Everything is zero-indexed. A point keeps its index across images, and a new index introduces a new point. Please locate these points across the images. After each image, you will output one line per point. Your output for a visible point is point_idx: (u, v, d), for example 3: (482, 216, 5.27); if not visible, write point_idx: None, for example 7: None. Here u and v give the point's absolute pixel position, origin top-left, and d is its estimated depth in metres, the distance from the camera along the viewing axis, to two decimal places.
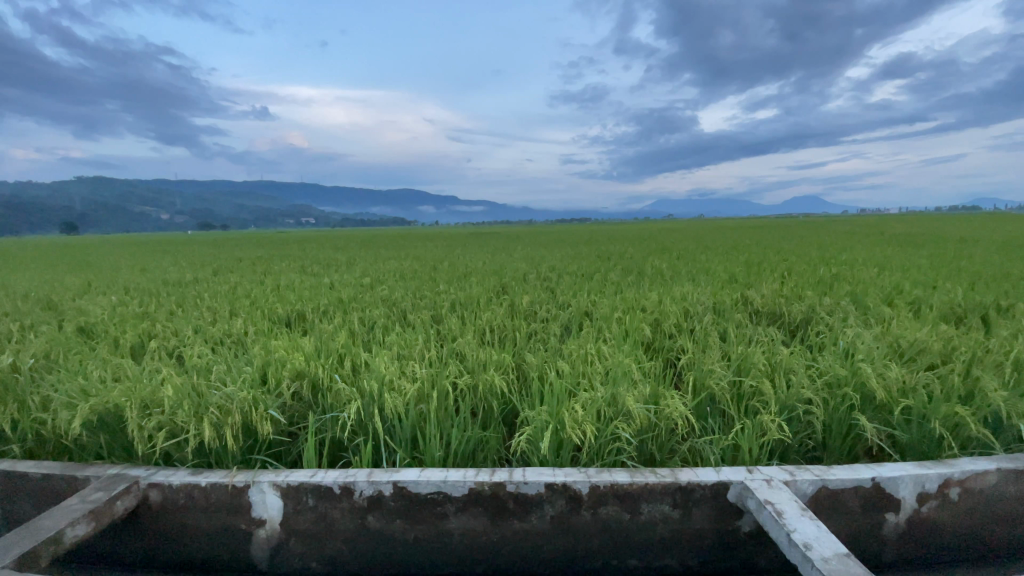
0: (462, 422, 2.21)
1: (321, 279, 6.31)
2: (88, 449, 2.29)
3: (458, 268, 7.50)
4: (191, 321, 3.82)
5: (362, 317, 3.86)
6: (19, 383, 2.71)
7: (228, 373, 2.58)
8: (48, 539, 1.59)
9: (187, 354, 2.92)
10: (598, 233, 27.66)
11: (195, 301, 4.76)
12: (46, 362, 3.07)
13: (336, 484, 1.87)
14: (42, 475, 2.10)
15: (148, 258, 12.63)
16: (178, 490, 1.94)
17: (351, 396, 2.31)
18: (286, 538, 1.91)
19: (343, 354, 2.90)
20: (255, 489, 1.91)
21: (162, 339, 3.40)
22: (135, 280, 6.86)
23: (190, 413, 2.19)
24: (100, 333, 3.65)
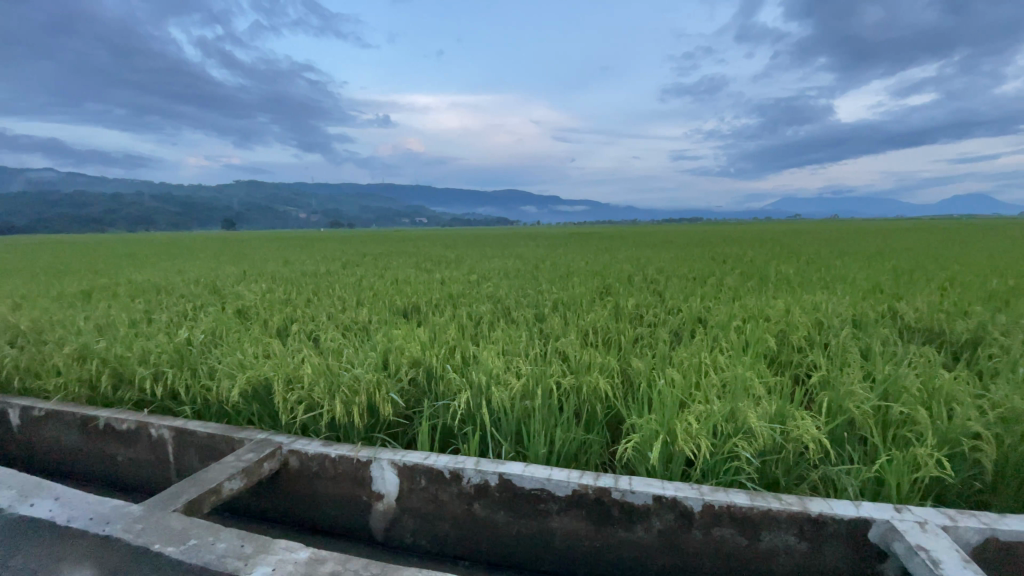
0: (566, 422, 2.20)
1: (432, 275, 6.71)
2: (241, 414, 2.67)
3: (562, 268, 7.52)
4: (324, 308, 4.29)
5: (469, 312, 4.02)
6: (194, 354, 3.24)
7: (354, 358, 2.85)
8: (209, 490, 1.94)
9: (321, 338, 3.29)
10: (710, 234, 25.98)
11: (327, 291, 5.33)
12: (213, 337, 3.64)
13: (447, 469, 1.97)
14: (207, 434, 2.48)
15: (288, 252, 14.48)
16: (313, 458, 2.19)
17: (461, 386, 2.44)
18: (400, 513, 2.06)
19: (454, 346, 3.06)
20: (375, 465, 2.08)
21: (301, 323, 3.86)
22: (279, 271, 7.87)
23: (325, 391, 2.46)
24: (253, 315, 4.24)
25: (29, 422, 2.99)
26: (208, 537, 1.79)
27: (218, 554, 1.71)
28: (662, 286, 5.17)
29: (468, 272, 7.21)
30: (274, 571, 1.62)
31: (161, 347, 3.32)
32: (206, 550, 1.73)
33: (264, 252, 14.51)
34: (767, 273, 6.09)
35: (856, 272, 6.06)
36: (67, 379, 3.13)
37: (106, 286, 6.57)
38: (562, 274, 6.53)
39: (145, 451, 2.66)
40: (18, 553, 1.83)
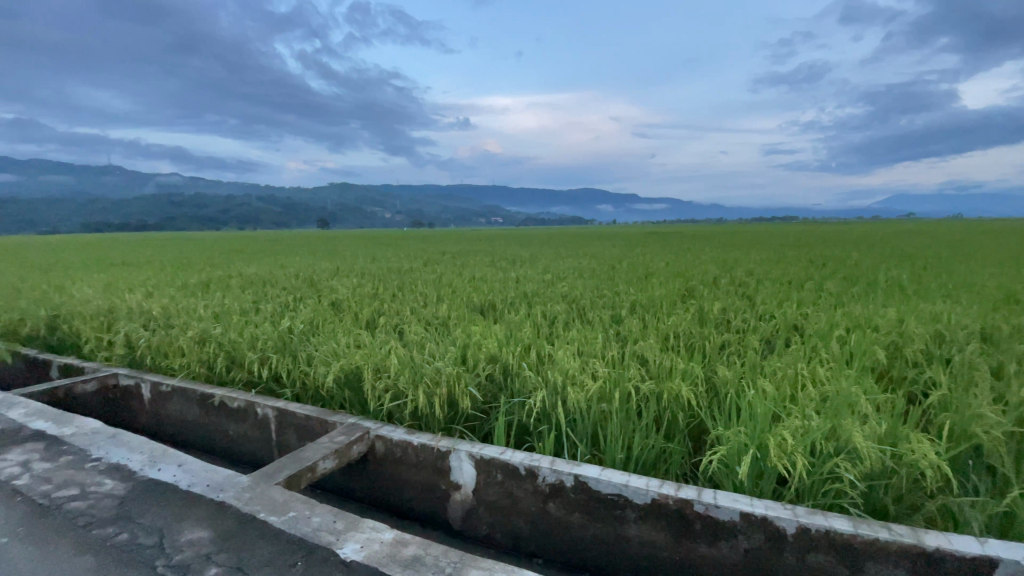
0: (645, 428, 2.15)
1: (508, 274, 6.81)
2: (334, 399, 2.89)
3: (641, 268, 7.31)
4: (407, 303, 4.51)
5: (545, 311, 4.03)
6: (294, 342, 3.56)
7: (436, 351, 2.97)
8: (306, 468, 2.11)
9: (406, 331, 3.47)
10: (804, 234, 23.99)
11: (410, 287, 5.60)
12: (310, 326, 3.97)
13: (523, 465, 2.00)
14: (304, 415, 2.71)
15: (374, 250, 15.36)
16: (397, 445, 2.31)
17: (538, 384, 2.47)
18: (476, 505, 2.12)
19: (530, 344, 3.09)
20: (454, 455, 2.16)
21: (387, 316, 4.10)
22: (366, 267, 8.38)
23: (409, 381, 2.60)
24: (344, 308, 4.56)
25: (159, 395, 3.43)
26: (305, 511, 1.96)
27: (314, 527, 1.88)
28: (751, 290, 4.85)
29: (543, 271, 7.25)
30: (362, 548, 1.76)
31: (266, 334, 3.67)
32: (303, 523, 1.90)
33: (352, 249, 15.49)
34: (874, 278, 5.51)
35: (987, 279, 5.31)
36: (191, 359, 3.56)
37: (220, 278, 7.38)
38: (641, 275, 6.35)
39: (251, 427, 2.96)
40: (149, 509, 2.11)
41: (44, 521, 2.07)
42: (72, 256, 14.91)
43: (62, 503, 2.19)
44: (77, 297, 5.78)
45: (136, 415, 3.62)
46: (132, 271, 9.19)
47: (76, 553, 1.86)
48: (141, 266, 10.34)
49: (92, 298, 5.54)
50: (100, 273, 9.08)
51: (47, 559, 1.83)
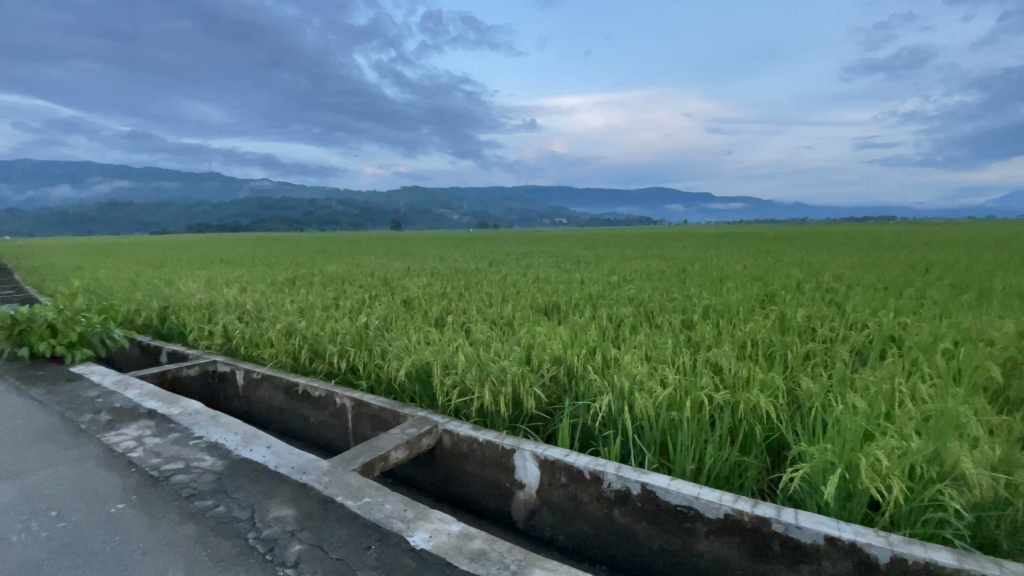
0: (718, 439, 2.06)
1: (573, 275, 6.76)
2: (405, 393, 3.02)
3: (714, 271, 6.98)
4: (474, 303, 4.62)
5: (612, 313, 3.97)
6: (368, 337, 3.76)
7: (501, 351, 3.02)
8: (379, 456, 2.24)
9: (473, 330, 3.56)
10: (901, 236, 21.79)
11: (476, 287, 5.72)
12: (383, 322, 4.18)
13: (588, 469, 1.98)
14: (378, 406, 2.86)
15: (441, 250, 15.82)
16: (463, 440, 2.38)
17: (604, 388, 2.44)
18: (540, 505, 2.13)
19: (596, 347, 3.06)
20: (518, 454, 2.18)
21: (455, 315, 4.22)
22: (435, 267, 8.66)
23: (476, 379, 2.66)
24: (415, 306, 4.75)
25: (251, 382, 3.75)
26: (378, 498, 2.08)
27: (386, 515, 1.98)
28: (839, 296, 4.49)
29: (609, 273, 7.13)
30: (431, 538, 1.83)
31: (344, 329, 3.91)
32: (376, 509, 2.01)
33: (421, 250, 16.05)
34: (990, 285, 4.89)
35: None
36: (278, 350, 3.87)
37: (303, 276, 7.93)
38: (713, 279, 6.07)
39: (330, 416, 3.16)
40: (242, 486, 2.31)
41: (154, 490, 2.32)
42: (179, 254, 16.62)
43: (169, 475, 2.45)
44: (183, 290, 6.45)
45: (231, 399, 3.98)
46: (228, 268, 10.10)
47: (181, 521, 2.08)
48: (236, 264, 11.35)
49: (195, 292, 6.16)
50: (201, 270, 10.07)
51: (159, 524, 2.06)
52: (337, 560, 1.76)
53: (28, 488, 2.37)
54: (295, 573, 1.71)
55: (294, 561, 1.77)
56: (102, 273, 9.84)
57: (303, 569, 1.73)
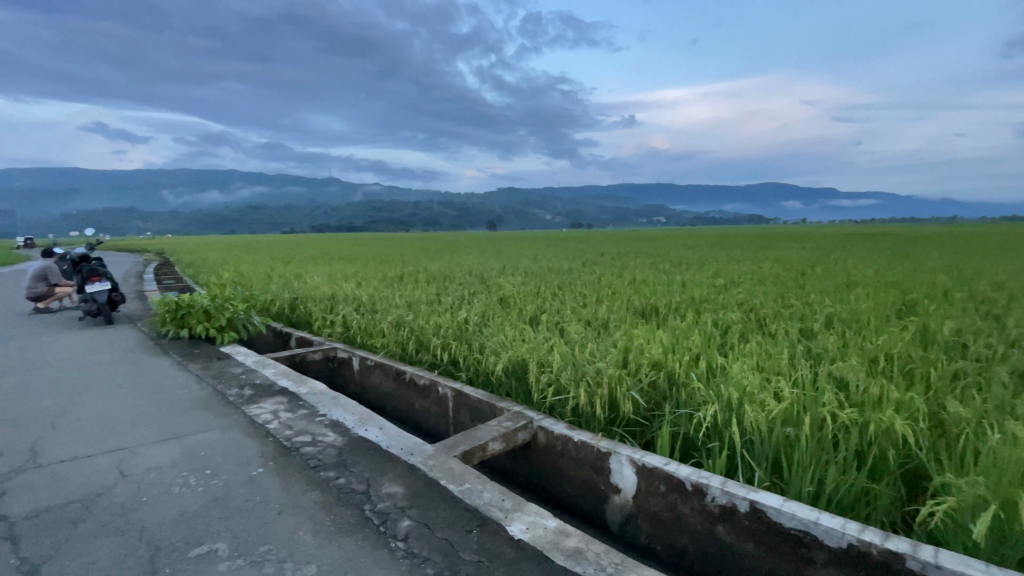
0: (840, 461, 1.87)
1: (673, 277, 6.48)
2: (502, 387, 3.12)
3: (837, 276, 6.29)
4: (570, 303, 4.63)
5: (717, 318, 3.75)
6: (468, 332, 3.93)
7: (598, 352, 3.00)
8: (478, 446, 2.35)
9: (568, 329, 3.58)
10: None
11: (572, 287, 5.72)
12: (482, 318, 4.34)
13: (688, 480, 1.90)
14: (476, 398, 2.99)
15: (536, 250, 15.99)
16: (558, 438, 2.41)
17: (708, 397, 2.33)
18: (636, 512, 2.09)
19: (699, 354, 2.93)
20: (615, 458, 2.16)
21: (551, 314, 4.26)
22: (531, 266, 8.79)
23: (572, 379, 2.68)
24: (512, 303, 4.88)
25: (365, 368, 4.12)
26: (478, 485, 2.18)
27: (485, 502, 2.07)
28: (1003, 308, 3.81)
29: (714, 275, 6.72)
30: (528, 530, 1.88)
31: (446, 324, 4.13)
32: (476, 496, 2.11)
33: (517, 250, 16.36)
34: None
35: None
36: (388, 341, 4.20)
37: (408, 273, 8.50)
38: (836, 284, 5.47)
39: (433, 404, 3.37)
40: (359, 461, 2.55)
41: (287, 458, 2.65)
42: (304, 251, 18.59)
43: (299, 446, 2.78)
44: (308, 284, 7.23)
45: (347, 383, 4.40)
46: (344, 264, 11.12)
47: (309, 487, 2.35)
48: (351, 261, 12.46)
49: (318, 285, 6.88)
50: (322, 266, 11.20)
51: (291, 488, 2.35)
52: (442, 539, 1.88)
53: (191, 448, 2.83)
54: (405, 546, 1.86)
55: (403, 535, 1.92)
56: (245, 267, 11.35)
57: (411, 544, 1.87)
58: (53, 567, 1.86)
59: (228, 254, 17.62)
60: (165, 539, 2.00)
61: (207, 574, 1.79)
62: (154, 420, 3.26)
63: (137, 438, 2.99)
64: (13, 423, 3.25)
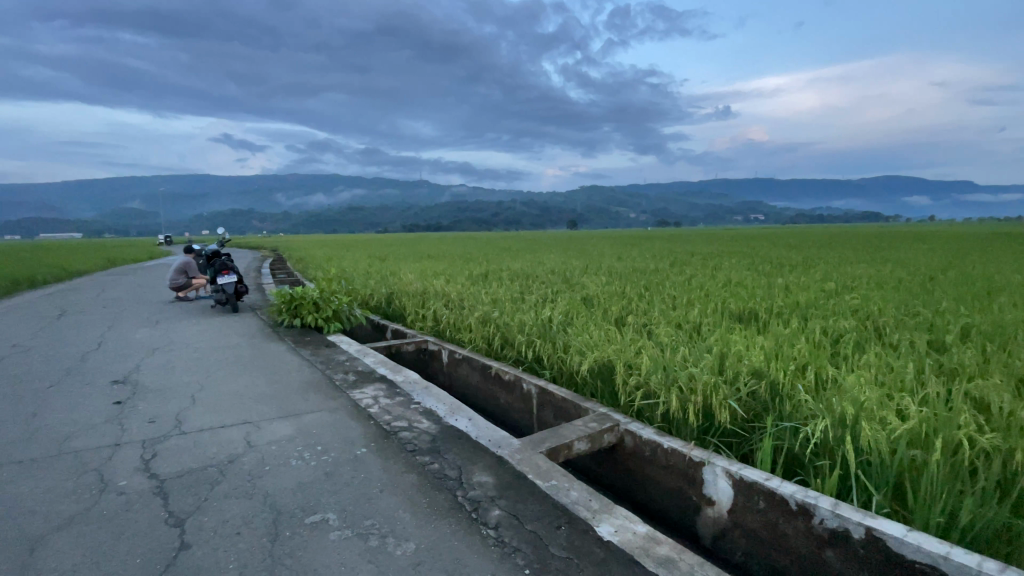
0: (980, 493, 1.64)
1: (773, 279, 6.01)
2: (587, 387, 3.10)
3: (976, 281, 5.46)
4: (658, 304, 4.48)
5: (825, 325, 3.43)
6: (552, 330, 3.95)
7: (690, 357, 2.88)
8: (564, 445, 2.36)
9: (657, 332, 3.46)
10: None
11: (660, 287, 5.52)
12: (567, 317, 4.34)
13: (792, 498, 1.77)
14: (561, 397, 3.00)
15: (620, 249, 15.63)
16: (647, 443, 2.35)
17: (817, 411, 2.16)
18: (731, 526, 1.99)
19: (805, 364, 2.71)
20: (709, 469, 2.07)
21: (638, 315, 4.15)
22: (616, 266, 8.61)
23: (662, 384, 2.60)
24: (597, 303, 4.82)
25: (453, 361, 4.29)
26: (564, 483, 2.20)
27: (572, 500, 2.08)
28: None
29: (821, 278, 6.13)
30: (617, 533, 1.86)
31: (531, 321, 4.18)
32: (563, 494, 2.12)
33: (601, 249, 16.10)
34: None
35: None
36: (475, 336, 4.34)
37: (492, 271, 8.70)
38: (975, 291, 4.76)
39: (517, 399, 3.43)
40: (450, 449, 2.68)
41: (385, 442, 2.85)
42: (395, 249, 19.72)
43: (396, 431, 2.97)
44: (402, 279, 7.67)
45: (436, 374, 4.61)
46: (433, 262, 11.65)
47: (406, 470, 2.51)
48: (439, 258, 13.03)
49: (410, 281, 7.27)
50: (413, 263, 11.81)
51: (389, 470, 2.52)
52: (531, 532, 1.92)
53: (304, 426, 3.14)
54: (496, 535, 1.92)
55: (494, 524, 1.99)
56: (346, 263, 12.30)
57: (502, 533, 1.93)
58: (198, 520, 2.16)
59: (330, 250, 19.18)
60: (285, 506, 2.25)
61: (321, 540, 1.98)
62: (273, 399, 3.65)
63: (260, 414, 3.37)
64: (164, 395, 3.81)
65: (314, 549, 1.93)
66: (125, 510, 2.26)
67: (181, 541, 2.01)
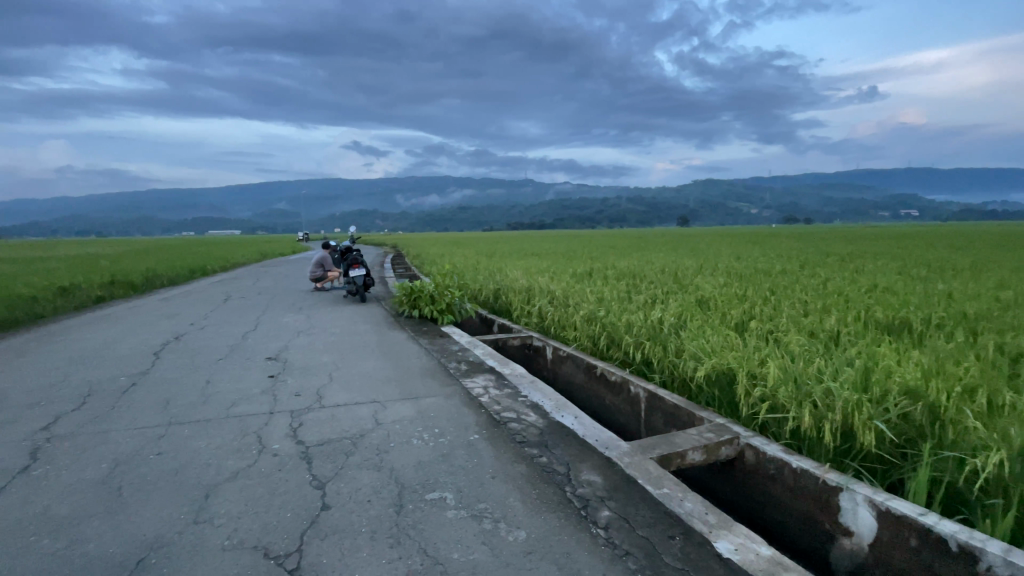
0: None
1: (933, 285, 5.15)
2: (701, 395, 2.94)
3: None
4: (785, 309, 4.08)
5: (1005, 342, 2.88)
6: (664, 332, 3.80)
7: (827, 369, 2.59)
8: (677, 454, 2.28)
9: (785, 340, 3.16)
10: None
11: (786, 291, 5.03)
12: (679, 320, 4.14)
13: (953, 539, 1.53)
14: (673, 403, 2.88)
15: (741, 248, 14.49)
16: (771, 460, 2.17)
17: (992, 443, 1.83)
18: (873, 562, 1.77)
19: (977, 387, 2.30)
20: (846, 495, 1.85)
21: (761, 320, 3.83)
22: (733, 266, 8.00)
23: (791, 398, 2.38)
24: (713, 306, 4.53)
25: (558, 359, 4.32)
26: (677, 492, 2.11)
27: (686, 511, 1.99)
28: None
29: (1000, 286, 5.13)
30: (737, 551, 1.75)
31: (640, 322, 4.06)
32: (676, 503, 2.04)
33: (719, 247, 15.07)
34: None
35: None
36: (581, 334, 4.32)
37: (597, 269, 8.59)
38: None
39: (624, 402, 3.36)
40: (558, 445, 2.71)
41: (496, 431, 2.97)
42: (503, 245, 20.30)
43: (506, 422, 3.08)
44: (509, 276, 7.88)
45: (542, 370, 4.68)
46: (539, 259, 11.78)
47: (516, 460, 2.60)
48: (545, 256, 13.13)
49: (517, 278, 7.44)
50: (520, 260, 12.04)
51: (500, 458, 2.63)
52: (642, 538, 1.88)
53: (422, 409, 3.39)
54: (606, 535, 1.91)
55: (604, 524, 1.98)
56: (457, 259, 12.95)
57: (612, 534, 1.91)
58: (335, 485, 2.45)
59: (443, 247, 20.30)
60: (408, 481, 2.45)
61: (441, 517, 2.13)
62: (394, 383, 3.99)
63: (384, 395, 3.71)
64: (306, 373, 4.35)
65: (433, 524, 2.08)
66: (278, 469, 2.64)
67: (322, 502, 2.29)
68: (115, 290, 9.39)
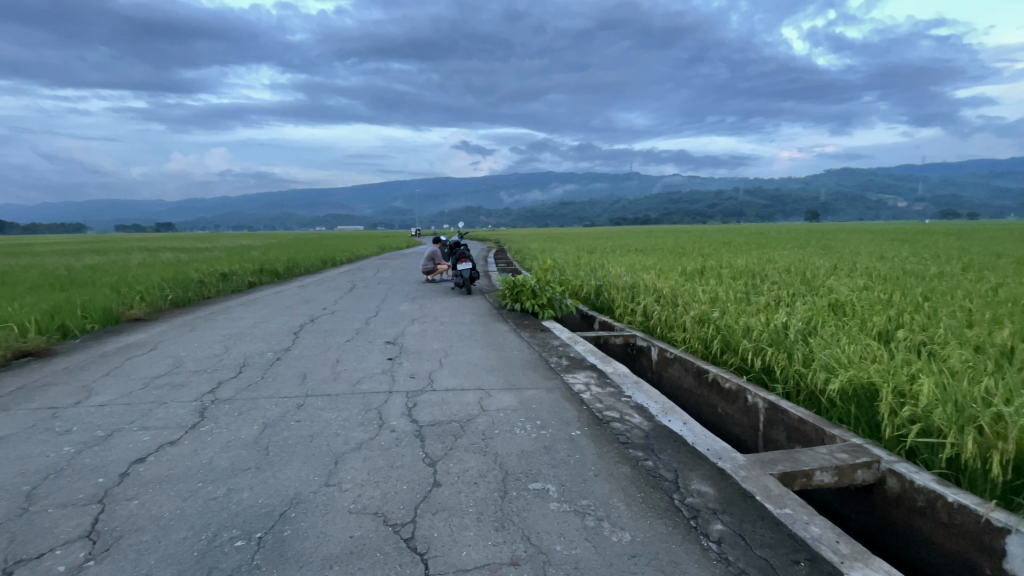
0: None
1: None
2: (833, 410, 2.63)
3: None
4: (944, 318, 3.49)
5: None
6: (789, 338, 3.46)
7: (1000, 391, 2.18)
8: (802, 472, 2.08)
9: (944, 354, 2.71)
10: None
11: (946, 298, 4.29)
12: (807, 325, 3.73)
13: None
14: (798, 417, 2.61)
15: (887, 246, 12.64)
16: (919, 490, 1.88)
17: None
18: None
19: None
20: (1017, 539, 1.56)
21: (912, 330, 3.32)
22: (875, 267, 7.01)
23: (949, 420, 2.05)
24: (849, 312, 4.02)
25: (664, 360, 4.14)
26: (802, 515, 1.92)
27: (814, 536, 1.81)
28: None
29: None
30: None
31: (760, 326, 3.73)
32: (801, 527, 1.86)
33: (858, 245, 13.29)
34: None
35: None
36: (691, 335, 4.09)
37: (709, 268, 8.06)
38: None
39: (740, 411, 3.12)
40: (666, 449, 2.61)
41: (599, 429, 2.94)
42: (607, 241, 19.88)
43: (609, 421, 3.03)
44: (613, 272, 7.70)
45: (646, 371, 4.52)
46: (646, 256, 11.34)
47: (620, 460, 2.55)
48: (650, 252, 12.60)
49: (621, 275, 7.25)
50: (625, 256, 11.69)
51: (603, 457, 2.59)
52: (761, 558, 1.74)
53: (525, 400, 3.46)
54: (718, 550, 1.80)
55: (717, 538, 1.87)
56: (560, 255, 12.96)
57: (725, 550, 1.80)
58: (445, 465, 2.60)
59: (546, 242, 20.42)
60: (512, 468, 2.52)
61: (544, 507, 2.17)
62: (498, 373, 4.12)
63: (489, 384, 3.85)
64: (419, 358, 4.66)
65: (536, 514, 2.12)
66: (395, 444, 2.87)
67: (433, 480, 2.45)
68: (263, 277, 10.85)
